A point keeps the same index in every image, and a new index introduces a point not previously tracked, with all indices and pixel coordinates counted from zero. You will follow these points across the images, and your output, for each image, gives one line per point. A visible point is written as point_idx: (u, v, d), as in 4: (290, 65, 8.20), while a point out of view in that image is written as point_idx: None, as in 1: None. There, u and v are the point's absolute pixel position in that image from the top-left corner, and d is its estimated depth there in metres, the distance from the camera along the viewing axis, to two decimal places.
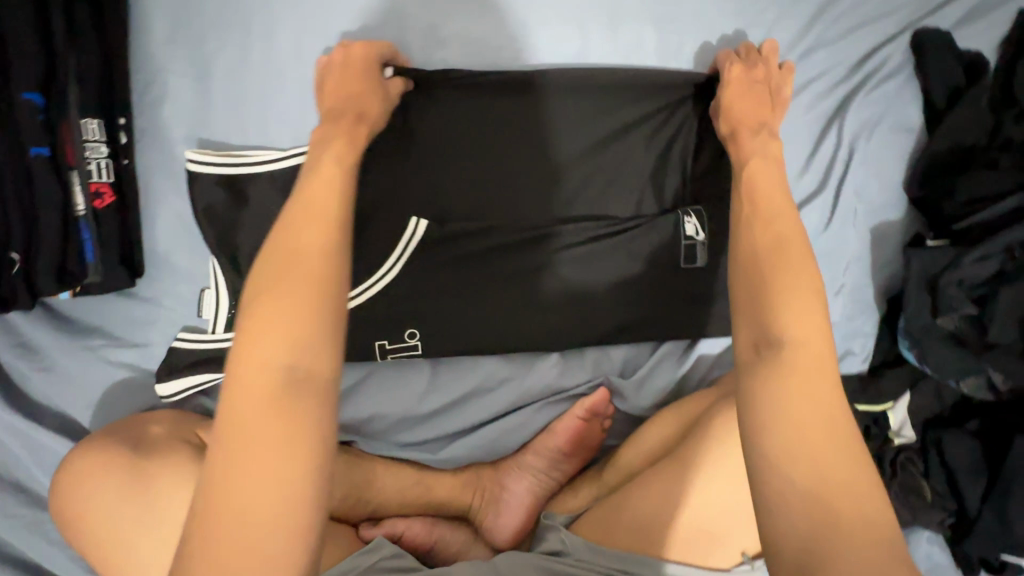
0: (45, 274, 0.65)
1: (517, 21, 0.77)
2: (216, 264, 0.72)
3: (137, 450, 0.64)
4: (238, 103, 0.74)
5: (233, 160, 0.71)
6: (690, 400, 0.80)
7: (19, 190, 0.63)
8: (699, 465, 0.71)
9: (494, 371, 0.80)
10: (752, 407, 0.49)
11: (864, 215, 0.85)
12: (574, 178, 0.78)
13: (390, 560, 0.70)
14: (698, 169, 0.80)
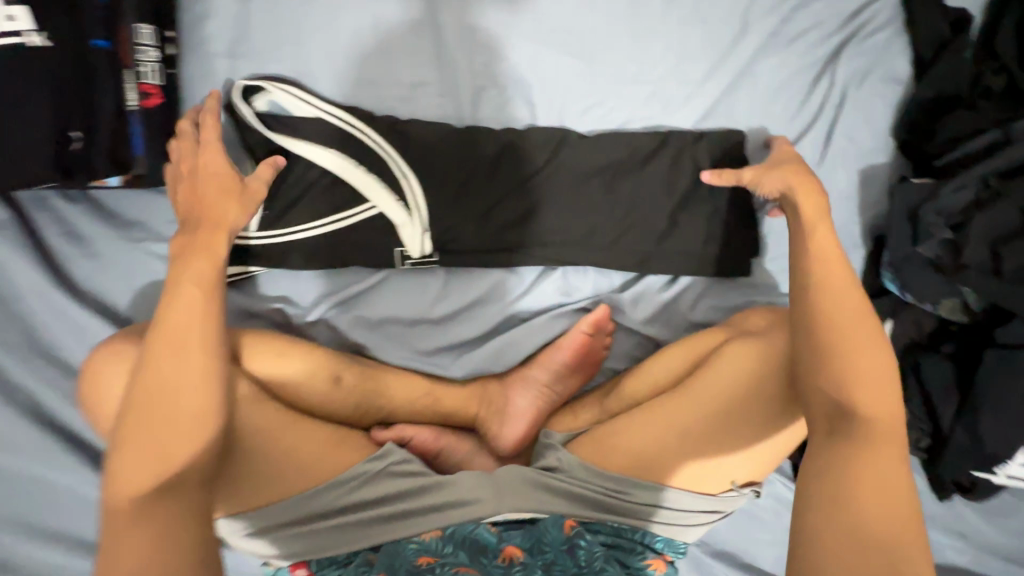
0: (99, 158, 0.69)
1: None
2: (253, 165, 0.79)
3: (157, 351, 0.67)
4: (277, 26, 0.81)
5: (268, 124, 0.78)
6: (701, 337, 0.83)
7: (79, 78, 0.68)
8: (698, 401, 0.76)
9: (503, 285, 0.86)
10: (854, 405, 0.64)
11: (854, 157, 0.90)
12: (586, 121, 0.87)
13: (400, 466, 0.77)
14: (690, 112, 0.89)
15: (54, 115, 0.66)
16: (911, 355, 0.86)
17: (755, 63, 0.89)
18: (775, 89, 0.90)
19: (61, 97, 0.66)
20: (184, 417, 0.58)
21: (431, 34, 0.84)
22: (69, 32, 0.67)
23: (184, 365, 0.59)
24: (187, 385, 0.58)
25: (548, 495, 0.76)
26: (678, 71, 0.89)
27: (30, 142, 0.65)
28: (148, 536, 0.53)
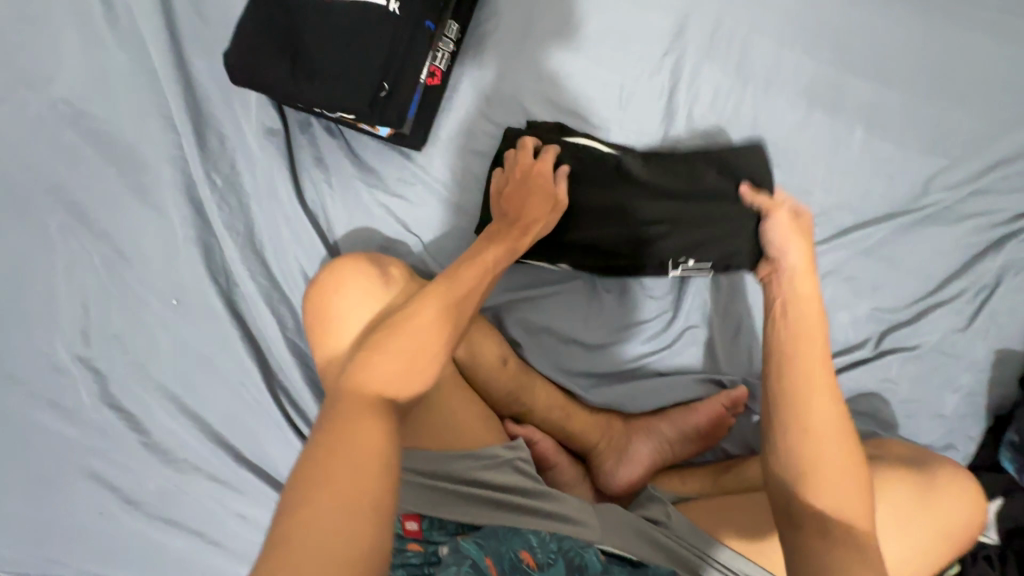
0: (392, 109, 0.78)
1: (755, 87, 0.99)
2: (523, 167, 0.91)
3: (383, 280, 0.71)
4: (542, 54, 0.95)
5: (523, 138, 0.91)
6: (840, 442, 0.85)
7: (406, 44, 0.77)
8: None
9: (657, 335, 0.92)
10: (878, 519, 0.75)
11: (995, 335, 0.96)
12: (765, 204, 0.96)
13: (523, 464, 0.79)
14: (857, 247, 0.97)
15: (383, 64, 0.76)
16: (1018, 539, 0.88)
17: (922, 227, 0.99)
18: (936, 254, 0.98)
19: (392, 55, 0.76)
20: (406, 354, 0.62)
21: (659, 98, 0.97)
22: (417, 8, 0.78)
23: (431, 312, 0.65)
24: (429, 325, 0.64)
25: (650, 544, 0.76)
26: (852, 210, 0.99)
27: (356, 81, 0.75)
28: (356, 457, 0.51)
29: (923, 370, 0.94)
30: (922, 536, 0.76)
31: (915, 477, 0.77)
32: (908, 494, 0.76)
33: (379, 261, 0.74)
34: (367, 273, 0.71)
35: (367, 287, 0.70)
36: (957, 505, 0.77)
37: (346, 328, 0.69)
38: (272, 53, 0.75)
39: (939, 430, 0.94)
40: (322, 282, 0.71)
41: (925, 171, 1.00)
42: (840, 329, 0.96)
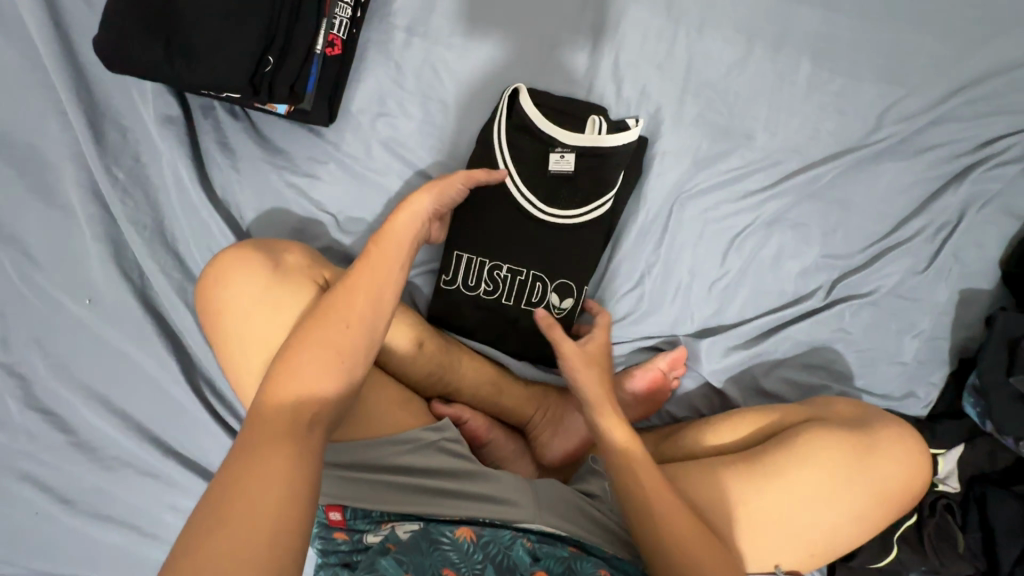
0: (281, 85, 0.76)
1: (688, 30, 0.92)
2: (437, 135, 0.88)
3: (277, 269, 0.70)
4: (454, 10, 0.89)
5: (437, 106, 0.88)
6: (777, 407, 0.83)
7: (289, 17, 0.76)
8: (775, 469, 0.73)
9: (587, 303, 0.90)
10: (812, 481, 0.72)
11: (958, 275, 0.90)
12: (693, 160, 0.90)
13: (450, 443, 0.79)
14: (806, 191, 0.91)
15: (267, 38, 0.74)
16: (978, 485, 0.85)
17: (877, 163, 0.92)
18: (893, 191, 0.92)
19: (273, 28, 0.74)
20: (326, 362, 0.59)
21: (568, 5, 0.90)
22: None
23: (349, 312, 0.63)
24: (354, 327, 0.62)
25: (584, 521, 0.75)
26: (799, 151, 0.92)
27: (237, 57, 0.72)
28: (272, 486, 0.50)
29: (879, 316, 0.89)
30: (869, 495, 0.73)
31: (855, 432, 0.75)
32: (849, 455, 0.73)
33: (276, 251, 0.72)
34: (259, 261, 0.70)
35: (259, 278, 0.69)
36: (897, 467, 0.74)
37: (246, 321, 0.67)
38: (143, 33, 0.70)
39: (898, 379, 0.89)
40: (211, 274, 0.69)
41: (878, 104, 0.93)
42: (790, 279, 0.90)
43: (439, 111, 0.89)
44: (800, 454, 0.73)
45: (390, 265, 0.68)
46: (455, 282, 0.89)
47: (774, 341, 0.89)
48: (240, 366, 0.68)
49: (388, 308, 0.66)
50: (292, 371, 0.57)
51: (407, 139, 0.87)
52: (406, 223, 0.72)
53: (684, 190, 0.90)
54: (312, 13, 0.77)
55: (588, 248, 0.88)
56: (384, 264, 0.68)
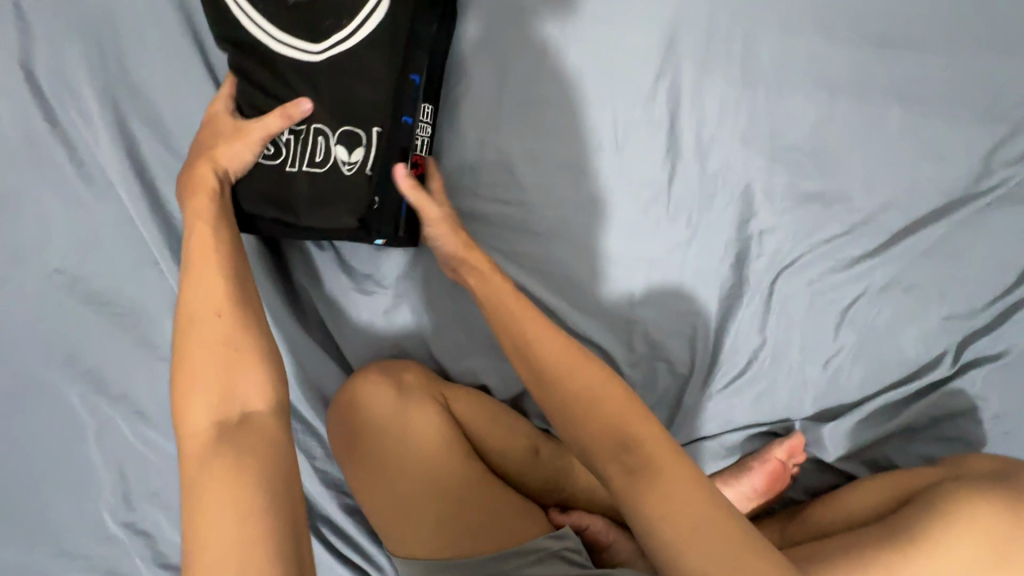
0: (387, 222, 0.78)
1: (769, 90, 0.87)
2: (519, 239, 0.88)
3: (399, 388, 0.79)
4: (523, 110, 0.87)
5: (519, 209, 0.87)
6: (907, 471, 0.81)
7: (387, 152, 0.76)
8: (927, 534, 0.72)
9: (700, 396, 0.86)
10: (965, 539, 0.71)
11: None
12: (789, 231, 0.85)
13: (574, 552, 0.74)
14: (919, 248, 0.85)
15: (370, 180, 0.75)
16: None
17: (997, 206, 0.85)
18: (1016, 235, 0.84)
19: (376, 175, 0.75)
20: (232, 394, 0.55)
21: (642, 82, 0.87)
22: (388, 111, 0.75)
23: (211, 332, 0.58)
24: (213, 308, 0.59)
25: None
26: (905, 204, 0.86)
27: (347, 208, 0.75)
28: (232, 487, 0.49)
29: (1015, 377, 0.83)
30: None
31: (1001, 497, 0.72)
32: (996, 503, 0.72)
33: (400, 370, 0.81)
34: (383, 380, 0.79)
35: (381, 396, 0.78)
36: None
37: (385, 445, 0.77)
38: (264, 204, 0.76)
39: None
40: (344, 399, 0.79)
41: (987, 142, 0.86)
42: (911, 345, 0.84)
43: (521, 211, 0.87)
44: (950, 532, 0.72)
45: (223, 255, 0.63)
46: None
47: (902, 419, 0.84)
48: (374, 481, 0.76)
49: (237, 294, 0.61)
50: (189, 408, 0.55)
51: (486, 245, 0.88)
52: (207, 195, 0.70)
53: (784, 267, 0.85)
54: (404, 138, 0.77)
55: (689, 339, 0.86)
56: (212, 257, 0.63)
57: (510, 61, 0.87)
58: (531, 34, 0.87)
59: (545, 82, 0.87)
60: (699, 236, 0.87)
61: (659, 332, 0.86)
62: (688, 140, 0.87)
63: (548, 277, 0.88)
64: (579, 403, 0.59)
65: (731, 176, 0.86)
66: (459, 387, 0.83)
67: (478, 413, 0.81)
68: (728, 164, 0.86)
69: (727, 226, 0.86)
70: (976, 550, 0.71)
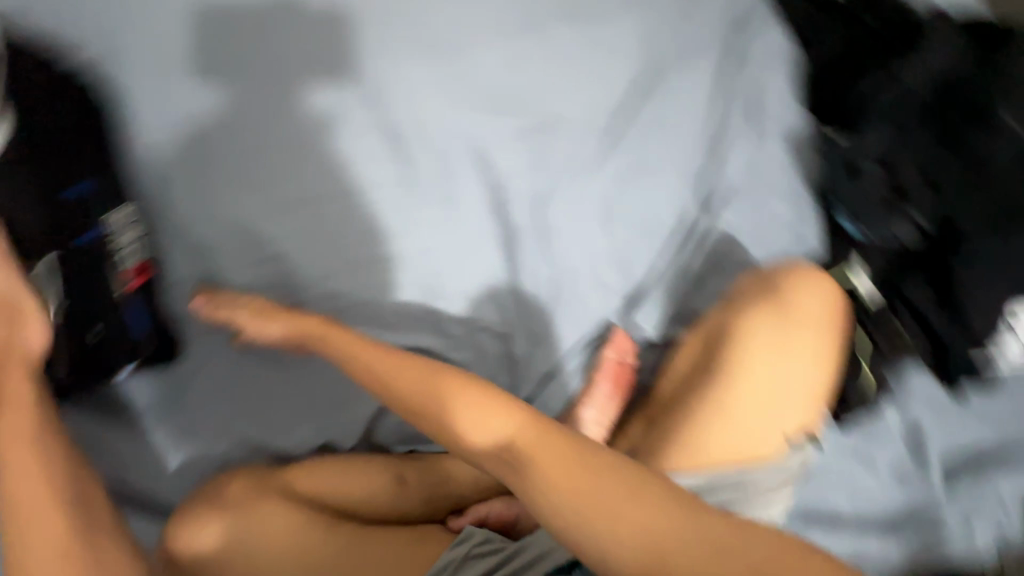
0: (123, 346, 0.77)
1: (458, 39, 0.84)
2: (292, 286, 0.84)
3: (228, 502, 0.73)
4: (224, 162, 0.78)
5: (278, 261, 0.83)
6: (708, 322, 0.90)
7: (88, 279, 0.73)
8: (734, 370, 0.82)
9: (529, 341, 0.90)
10: (760, 359, 0.82)
11: (776, 130, 1.03)
12: (532, 165, 0.91)
13: (482, 546, 0.75)
14: (634, 134, 0.96)
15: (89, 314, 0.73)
16: (892, 279, 0.95)
17: (676, 71, 0.98)
18: (699, 95, 0.99)
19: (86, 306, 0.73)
20: None
21: (331, 74, 0.79)
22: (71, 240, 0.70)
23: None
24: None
25: None
26: (613, 100, 0.94)
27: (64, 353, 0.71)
28: None
29: (743, 201, 1.01)
30: (809, 345, 0.83)
31: (772, 309, 0.84)
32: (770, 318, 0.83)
33: (230, 479, 0.76)
34: (211, 502, 0.73)
35: (215, 518, 0.73)
36: (810, 295, 0.85)
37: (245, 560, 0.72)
38: None
39: (785, 233, 1.01)
40: (177, 543, 0.72)
41: (652, 19, 0.95)
42: (663, 213, 0.98)
43: (281, 261, 0.83)
44: (745, 350, 0.82)
45: None
46: None
47: (687, 273, 0.97)
48: None
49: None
50: None
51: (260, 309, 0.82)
52: None
53: (540, 199, 0.92)
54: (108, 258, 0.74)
55: (493, 298, 0.89)
56: None
57: (188, 114, 0.76)
58: (183, 74, 0.75)
59: (231, 121, 0.77)
60: (458, 207, 0.87)
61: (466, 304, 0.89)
62: (409, 118, 0.83)
63: (337, 307, 0.85)
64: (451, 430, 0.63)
65: (461, 139, 0.86)
66: (303, 462, 0.79)
67: (330, 478, 0.78)
68: (455, 126, 0.85)
69: (476, 187, 0.88)
70: (771, 362, 0.81)
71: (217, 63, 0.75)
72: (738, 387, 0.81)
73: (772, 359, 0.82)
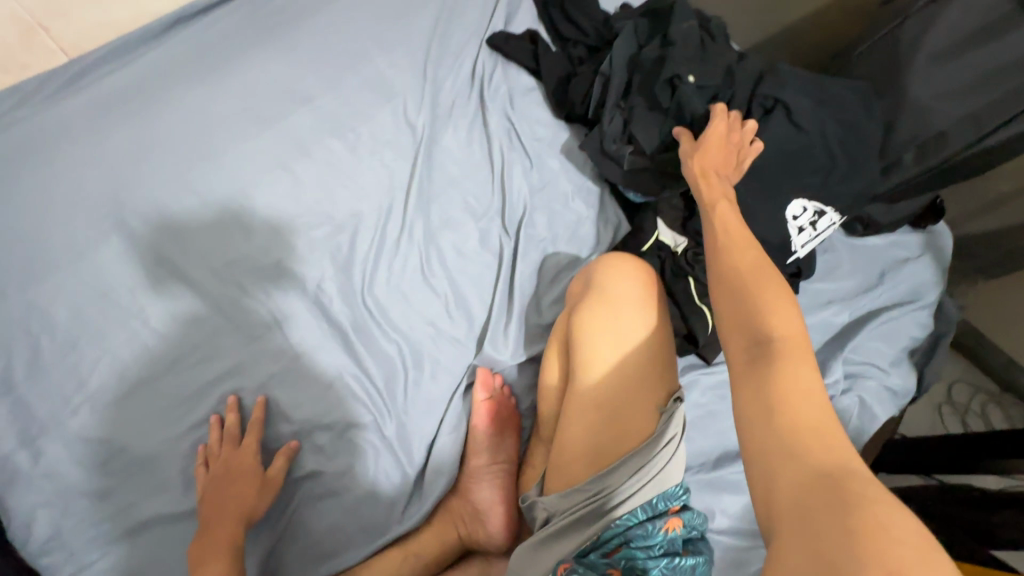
0: None
1: (237, 195, 0.98)
2: (139, 474, 0.82)
3: None
4: (51, 384, 0.83)
5: (118, 455, 0.81)
6: (558, 334, 0.95)
7: None
8: (580, 372, 0.86)
9: (399, 420, 0.90)
10: (600, 351, 0.85)
11: (548, 147, 1.15)
12: (339, 262, 0.97)
13: None
14: (424, 201, 1.06)
15: None
16: (689, 224, 1.05)
17: (439, 138, 1.11)
18: (469, 148, 1.12)
19: None
20: None
21: (133, 271, 0.90)
22: None
23: None
24: None
25: (551, 546, 0.80)
26: (391, 182, 1.05)
27: None
28: None
29: (544, 213, 1.09)
30: (638, 322, 0.87)
31: (593, 302, 0.90)
32: (594, 310, 0.89)
33: None
34: None
35: None
36: (617, 276, 0.92)
37: None
38: None
39: (594, 226, 1.11)
40: None
41: (398, 112, 1.11)
42: (480, 252, 1.05)
43: (122, 453, 0.82)
44: (585, 348, 0.86)
45: None
46: (305, 525, 0.84)
47: (520, 294, 1.02)
48: None
49: None
50: None
51: (111, 511, 0.80)
52: None
53: (361, 288, 0.97)
54: None
55: (346, 397, 0.89)
56: None
57: (13, 360, 0.84)
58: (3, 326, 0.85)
59: (50, 345, 0.85)
60: (285, 325, 0.91)
61: (324, 411, 0.88)
62: (214, 272, 0.92)
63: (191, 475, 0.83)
64: (760, 303, 0.61)
65: (264, 267, 0.94)
66: None
67: None
68: (259, 260, 0.94)
69: (295, 301, 0.93)
70: (610, 349, 0.85)
71: (30, 307, 0.86)
72: (592, 386, 0.84)
73: (607, 346, 0.85)
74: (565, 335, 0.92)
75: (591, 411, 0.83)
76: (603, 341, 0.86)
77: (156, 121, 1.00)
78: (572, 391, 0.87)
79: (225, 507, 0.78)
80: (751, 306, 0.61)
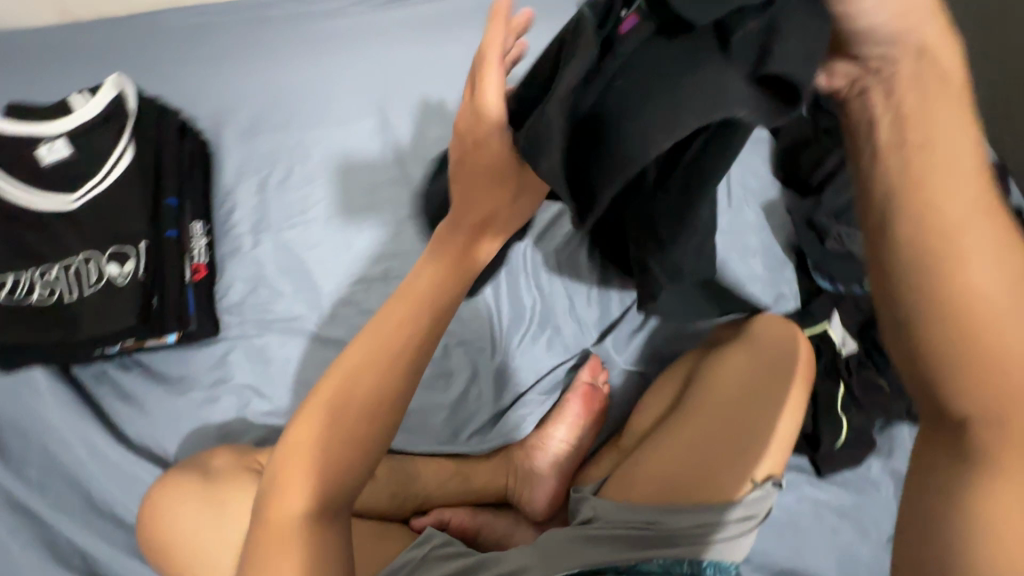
0: (169, 317, 0.89)
1: None
2: (304, 295, 0.98)
3: (207, 475, 0.78)
4: (286, 202, 1.04)
5: (298, 274, 0.99)
6: (684, 361, 0.94)
7: (155, 262, 0.91)
8: (694, 406, 0.84)
9: (507, 360, 0.97)
10: (721, 398, 0.83)
11: (753, 198, 1.12)
12: None
13: (442, 548, 0.78)
14: None
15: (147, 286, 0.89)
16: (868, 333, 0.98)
17: None
18: None
19: (152, 284, 0.90)
20: None
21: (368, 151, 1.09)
22: (150, 231, 0.92)
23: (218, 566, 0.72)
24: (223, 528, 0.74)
25: (590, 547, 0.75)
26: None
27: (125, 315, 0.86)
28: None
29: (721, 253, 1.06)
30: (775, 392, 0.81)
31: (735, 352, 0.86)
32: (736, 358, 0.86)
33: (208, 463, 0.80)
34: (186, 472, 0.78)
35: (183, 491, 0.76)
36: (769, 338, 0.86)
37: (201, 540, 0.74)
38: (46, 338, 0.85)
39: (764, 289, 1.05)
40: (149, 511, 0.76)
41: None
42: None
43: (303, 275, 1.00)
44: (709, 388, 0.85)
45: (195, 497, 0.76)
46: None
47: (662, 315, 1.02)
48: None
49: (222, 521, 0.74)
50: None
51: (275, 310, 0.97)
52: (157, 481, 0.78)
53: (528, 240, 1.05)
54: (176, 248, 0.93)
55: (474, 321, 0.98)
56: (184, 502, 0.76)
57: (270, 175, 1.07)
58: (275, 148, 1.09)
59: (299, 176, 1.07)
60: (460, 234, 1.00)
61: (457, 320, 0.98)
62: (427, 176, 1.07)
63: (334, 315, 0.97)
64: (988, 358, 0.45)
65: None
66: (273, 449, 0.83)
67: None
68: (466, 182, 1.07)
69: None
70: (733, 401, 0.82)
71: (299, 142, 1.09)
72: (700, 424, 0.82)
73: (733, 398, 0.82)
74: (696, 366, 0.90)
75: (686, 445, 0.81)
76: (731, 391, 0.83)
77: (439, 42, 1.18)
78: (678, 417, 0.85)
79: (473, 196, 0.61)
80: (969, 360, 0.45)
